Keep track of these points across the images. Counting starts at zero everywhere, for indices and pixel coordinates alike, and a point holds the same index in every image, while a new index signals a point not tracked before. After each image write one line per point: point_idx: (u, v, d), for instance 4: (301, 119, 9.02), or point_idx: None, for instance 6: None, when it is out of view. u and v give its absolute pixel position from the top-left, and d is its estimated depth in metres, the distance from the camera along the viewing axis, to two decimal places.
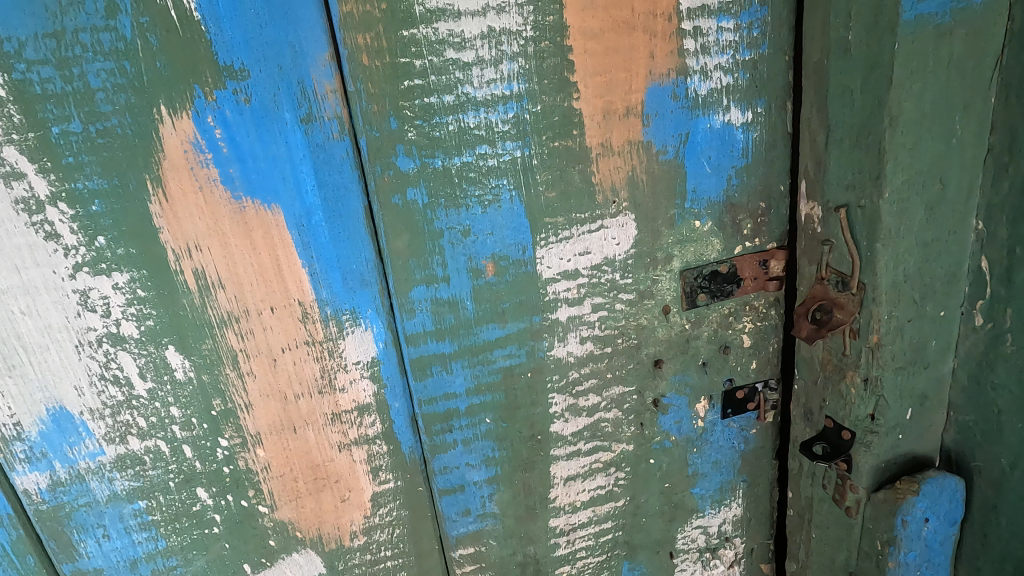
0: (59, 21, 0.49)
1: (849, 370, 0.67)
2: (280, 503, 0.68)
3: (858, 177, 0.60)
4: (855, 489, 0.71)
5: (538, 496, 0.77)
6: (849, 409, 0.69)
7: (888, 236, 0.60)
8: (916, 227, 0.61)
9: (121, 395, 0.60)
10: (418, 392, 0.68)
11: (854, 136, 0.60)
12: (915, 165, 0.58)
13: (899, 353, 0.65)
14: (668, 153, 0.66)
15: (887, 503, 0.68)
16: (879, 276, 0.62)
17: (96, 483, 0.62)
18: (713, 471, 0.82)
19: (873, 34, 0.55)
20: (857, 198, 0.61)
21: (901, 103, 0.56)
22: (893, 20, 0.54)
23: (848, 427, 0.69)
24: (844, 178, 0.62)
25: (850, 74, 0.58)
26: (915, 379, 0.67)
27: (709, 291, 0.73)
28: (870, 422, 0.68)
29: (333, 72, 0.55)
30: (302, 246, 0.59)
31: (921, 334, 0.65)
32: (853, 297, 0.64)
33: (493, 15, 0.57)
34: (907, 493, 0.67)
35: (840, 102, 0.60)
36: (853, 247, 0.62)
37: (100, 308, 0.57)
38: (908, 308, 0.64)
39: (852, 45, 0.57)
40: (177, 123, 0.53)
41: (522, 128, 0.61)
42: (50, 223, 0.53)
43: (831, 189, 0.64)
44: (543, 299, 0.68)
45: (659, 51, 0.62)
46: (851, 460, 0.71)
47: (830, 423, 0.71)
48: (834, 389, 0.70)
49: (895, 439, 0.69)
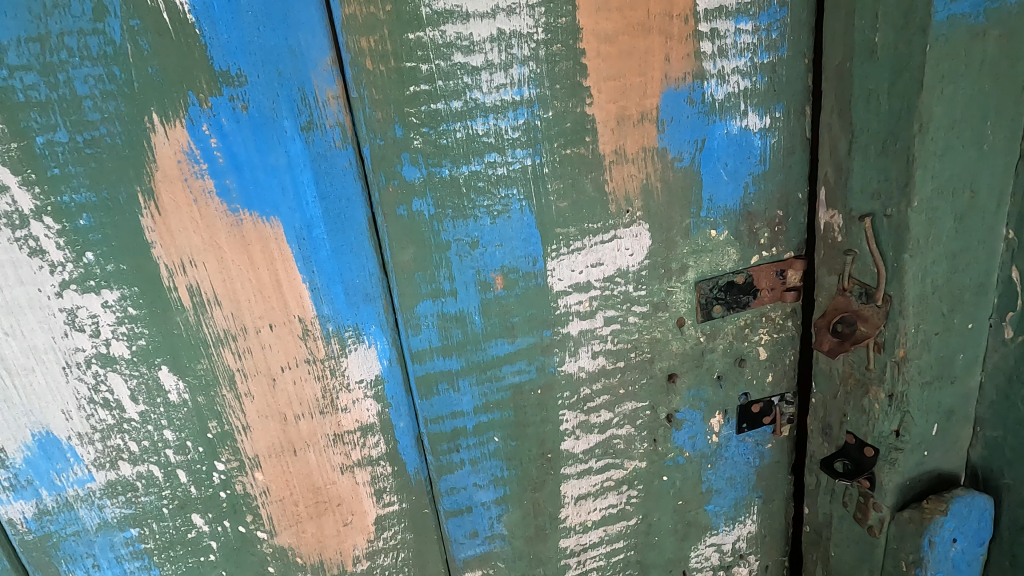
0: (43, 24, 0.46)
1: (873, 385, 0.65)
2: (279, 529, 0.65)
3: (884, 185, 0.58)
4: (878, 507, 0.69)
5: (548, 516, 0.74)
6: (872, 425, 0.67)
7: (916, 246, 0.58)
8: (945, 236, 0.58)
9: (111, 419, 0.56)
10: (423, 410, 0.65)
11: (881, 142, 0.58)
12: (945, 173, 0.56)
13: (926, 367, 0.63)
14: (683, 160, 0.63)
15: (913, 523, 0.66)
16: (906, 288, 0.59)
17: (85, 511, 0.59)
18: (727, 487, 0.80)
19: (902, 36, 0.53)
20: (883, 206, 0.59)
21: (932, 108, 0.54)
22: (924, 21, 0.51)
23: (871, 444, 0.67)
24: (868, 186, 0.60)
25: (876, 78, 0.56)
26: (942, 393, 0.65)
27: (725, 302, 0.70)
28: (895, 438, 0.66)
29: (335, 77, 0.52)
30: (302, 260, 0.56)
31: (948, 348, 0.63)
32: (878, 309, 0.62)
33: (503, 17, 0.55)
34: (935, 513, 0.65)
35: (865, 107, 0.58)
36: (879, 257, 0.60)
37: (89, 327, 0.53)
38: (935, 321, 0.61)
39: (879, 47, 0.55)
40: (170, 132, 0.50)
41: (532, 135, 0.59)
42: (34, 239, 0.50)
43: (854, 197, 0.61)
44: (554, 313, 0.65)
45: (675, 53, 0.59)
46: (874, 477, 0.68)
47: (852, 439, 0.70)
48: (857, 403, 0.68)
49: (920, 456, 0.67)
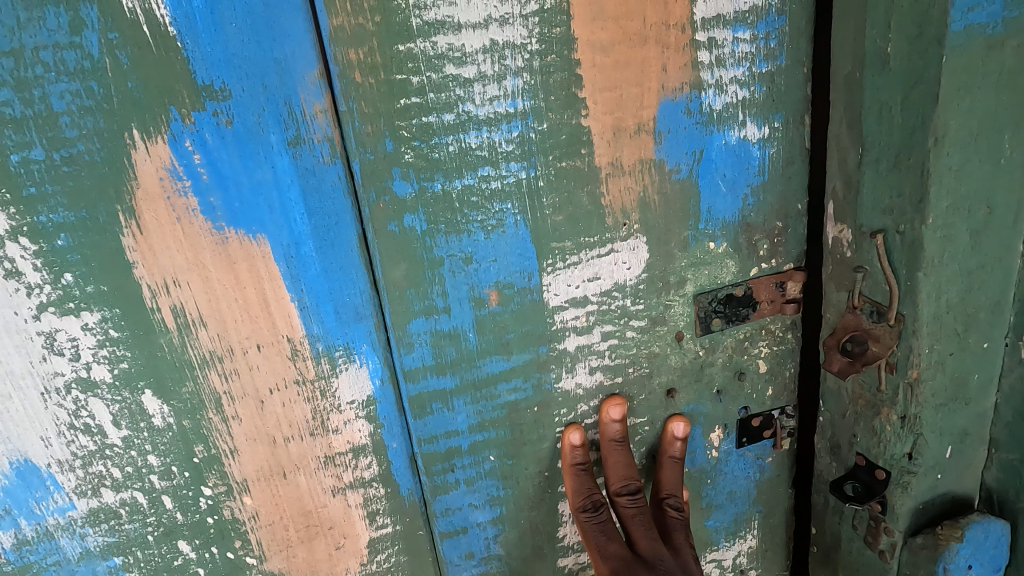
0: (17, 38, 0.44)
1: (885, 406, 0.64)
2: (269, 554, 0.63)
3: (897, 202, 0.57)
4: (890, 532, 0.68)
5: (545, 535, 0.72)
6: (884, 447, 0.66)
7: (930, 264, 0.57)
8: (960, 253, 0.57)
9: (92, 444, 0.54)
10: (417, 430, 0.63)
11: (893, 156, 0.56)
12: (961, 188, 0.55)
13: (940, 389, 0.62)
14: (681, 172, 0.62)
15: (926, 549, 0.65)
16: (920, 307, 0.58)
17: (66, 540, 0.56)
18: (728, 502, 0.78)
19: (914, 47, 0.52)
20: (895, 223, 0.58)
21: (947, 121, 0.52)
22: (939, 31, 0.50)
23: (883, 466, 0.66)
24: (880, 202, 0.59)
25: (889, 89, 0.55)
26: (955, 415, 0.64)
27: (724, 316, 0.69)
28: (908, 461, 0.65)
29: (323, 90, 0.51)
30: (290, 279, 0.55)
31: (963, 368, 0.62)
32: (890, 329, 0.61)
33: (496, 27, 0.53)
34: (950, 539, 0.64)
35: (877, 120, 0.57)
36: (892, 276, 0.59)
37: (69, 351, 0.52)
38: (949, 342, 0.61)
39: (891, 58, 0.53)
40: (151, 149, 0.49)
41: (527, 148, 0.57)
42: (10, 260, 0.48)
43: (865, 214, 0.61)
44: (550, 328, 0.64)
45: (672, 63, 0.58)
46: (886, 501, 0.68)
47: (861, 461, 0.69)
48: (869, 425, 0.67)
49: (933, 479, 0.66)
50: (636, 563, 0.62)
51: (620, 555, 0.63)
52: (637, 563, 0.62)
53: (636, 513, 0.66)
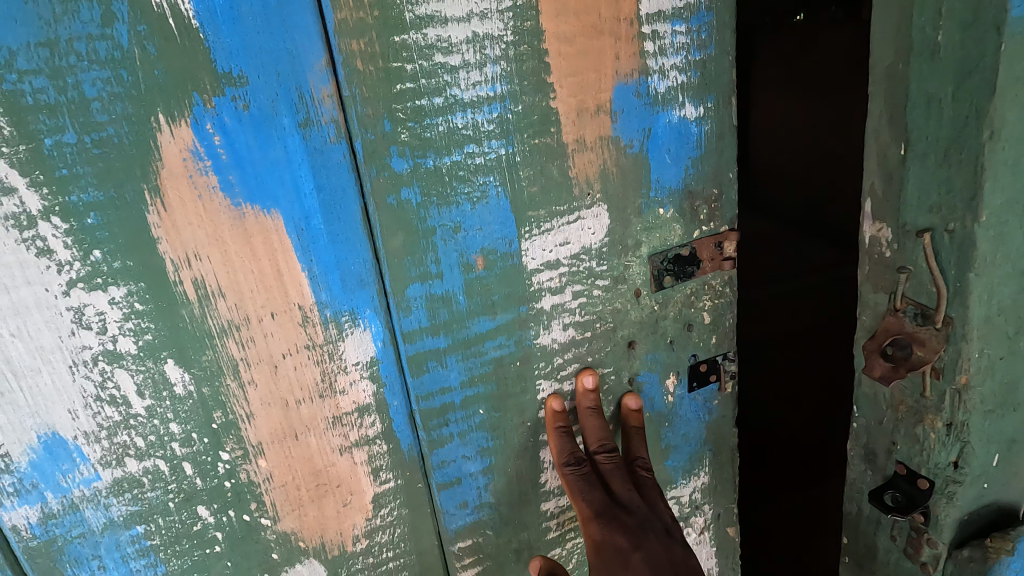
0: (52, 30, 0.48)
1: (930, 413, 0.72)
2: (282, 514, 0.67)
3: (945, 198, 0.63)
4: (933, 543, 0.76)
5: (530, 482, 0.79)
6: (928, 456, 0.74)
7: (982, 266, 0.63)
8: (1009, 253, 0.64)
9: (117, 415, 0.58)
10: (415, 388, 0.69)
11: (942, 150, 0.62)
12: (1012, 183, 0.61)
13: (987, 395, 0.70)
14: (634, 147, 0.72)
15: (973, 561, 0.74)
16: (968, 310, 0.65)
17: (91, 512, 0.59)
18: (683, 442, 0.89)
19: (967, 37, 0.58)
20: (943, 221, 0.64)
21: (1001, 115, 0.58)
22: (998, 18, 0.55)
23: (926, 477, 0.75)
24: (926, 199, 0.65)
25: (937, 81, 0.61)
26: (1004, 421, 0.72)
27: (674, 273, 0.79)
28: (953, 469, 0.73)
29: (329, 77, 0.57)
30: (301, 250, 0.60)
31: (1009, 372, 0.70)
32: (936, 333, 0.68)
33: (477, 21, 0.61)
34: (999, 552, 0.73)
35: (924, 113, 0.63)
36: (939, 277, 0.65)
37: (96, 325, 0.55)
38: (998, 344, 0.68)
39: (942, 47, 0.59)
40: (176, 132, 0.53)
41: (505, 127, 0.65)
42: (42, 239, 0.51)
43: (911, 212, 0.67)
44: (529, 289, 0.72)
45: (623, 52, 0.68)
46: (929, 512, 0.76)
47: (903, 469, 0.77)
48: (912, 430, 0.75)
49: (979, 489, 0.75)
50: (616, 510, 0.72)
51: (602, 501, 0.73)
52: (617, 507, 0.73)
53: (614, 467, 0.75)
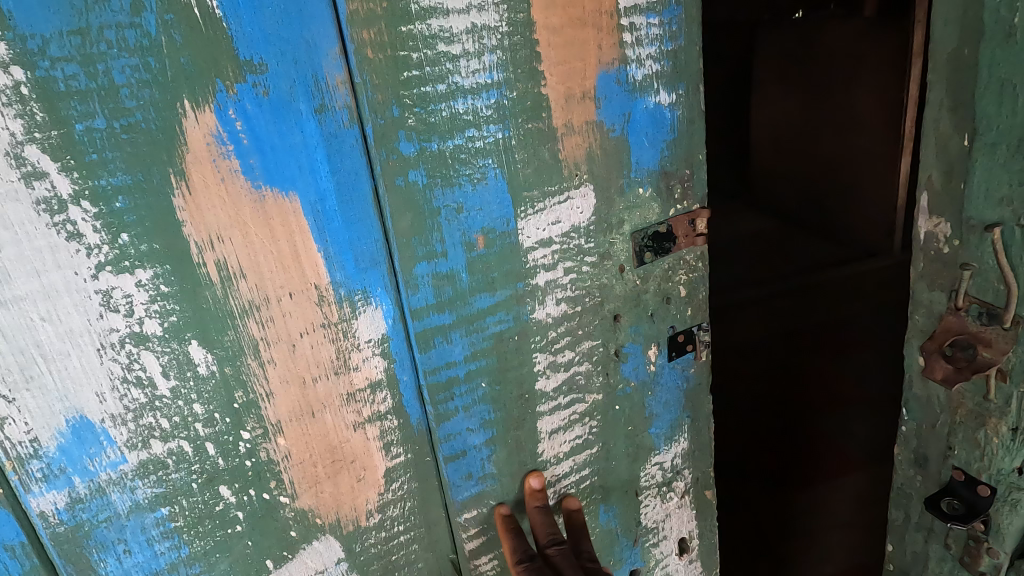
0: (84, 18, 0.50)
1: (993, 417, 0.78)
2: (300, 492, 0.69)
3: (1015, 191, 0.68)
4: (994, 551, 0.83)
5: (529, 452, 0.84)
6: (989, 462, 0.80)
7: None
8: None
9: (143, 397, 0.59)
10: (423, 363, 0.73)
11: (1014, 140, 0.67)
12: None
13: None
14: (615, 131, 0.77)
15: None
16: None
17: (117, 495, 0.60)
18: (664, 410, 0.95)
19: None
20: (1013, 215, 0.69)
21: None
22: None
23: (985, 483, 0.81)
24: (995, 192, 0.70)
25: (1010, 64, 0.65)
26: None
27: (653, 249, 0.85)
28: (1017, 476, 0.79)
29: (342, 65, 0.60)
30: (317, 230, 0.63)
31: None
32: (1003, 334, 0.73)
33: (475, 13, 0.65)
34: None
35: (993, 101, 0.68)
36: (1010, 280, 0.70)
37: (123, 307, 0.56)
38: None
39: (1018, 29, 0.64)
40: (200, 117, 0.55)
41: (502, 112, 0.69)
42: (72, 223, 0.53)
43: (977, 206, 0.73)
44: (525, 266, 0.76)
45: (605, 42, 0.73)
46: (989, 520, 0.82)
47: (961, 475, 0.84)
48: (972, 434, 0.81)
49: None
50: None
51: None
52: None
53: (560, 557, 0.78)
